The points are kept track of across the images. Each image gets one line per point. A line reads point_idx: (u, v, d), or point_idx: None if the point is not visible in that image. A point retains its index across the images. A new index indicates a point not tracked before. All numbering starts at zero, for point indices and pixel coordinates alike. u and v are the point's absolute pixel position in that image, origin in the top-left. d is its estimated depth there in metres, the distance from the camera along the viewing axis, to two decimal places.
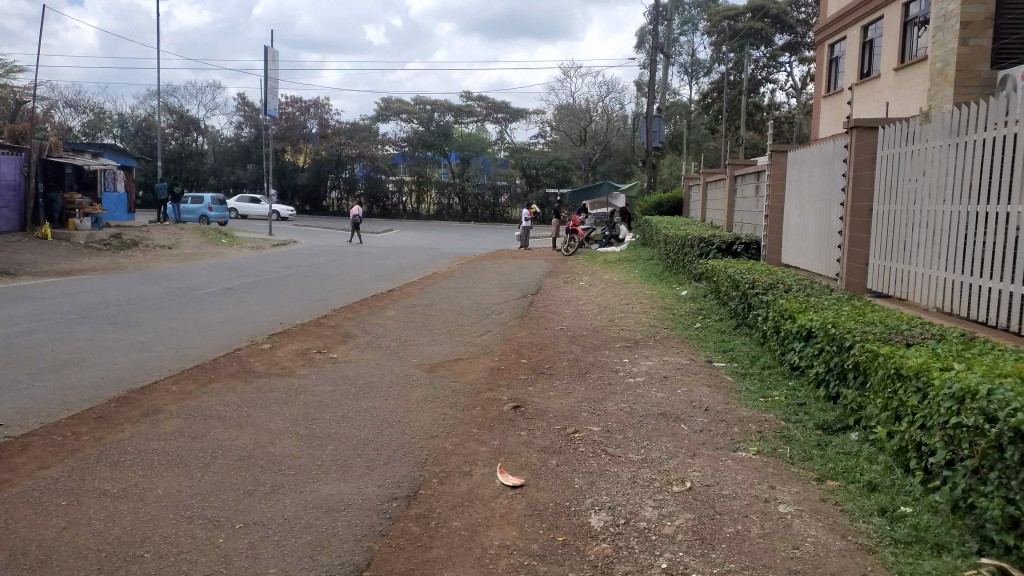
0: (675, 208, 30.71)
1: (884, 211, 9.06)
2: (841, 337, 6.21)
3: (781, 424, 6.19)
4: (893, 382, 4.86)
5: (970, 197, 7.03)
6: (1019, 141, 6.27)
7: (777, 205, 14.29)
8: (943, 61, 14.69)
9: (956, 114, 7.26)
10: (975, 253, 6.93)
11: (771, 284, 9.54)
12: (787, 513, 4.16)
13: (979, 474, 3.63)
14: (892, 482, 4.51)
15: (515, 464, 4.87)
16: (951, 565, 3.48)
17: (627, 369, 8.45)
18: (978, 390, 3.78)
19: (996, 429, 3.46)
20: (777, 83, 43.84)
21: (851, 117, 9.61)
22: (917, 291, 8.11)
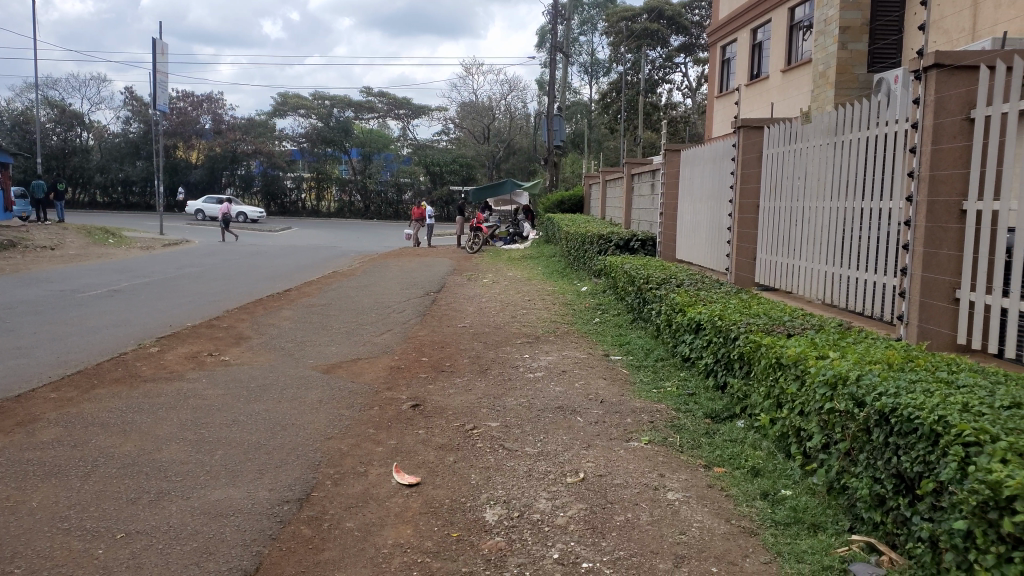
0: (577, 205, 31.15)
1: (770, 209, 9.44)
2: (728, 328, 6.46)
3: (673, 414, 6.37)
4: (774, 371, 5.10)
5: (848, 194, 7.40)
6: (892, 141, 6.63)
7: (672, 202, 14.68)
8: (824, 64, 15.41)
9: (837, 115, 7.64)
10: (854, 247, 7.30)
11: (665, 279, 9.82)
12: (674, 500, 4.30)
13: (851, 456, 3.84)
14: (774, 467, 4.72)
15: (411, 463, 4.86)
16: (825, 543, 3.68)
17: (528, 365, 8.54)
18: (849, 376, 4.00)
19: (864, 414, 3.66)
20: (674, 84, 45.04)
21: (738, 116, 9.95)
22: (801, 284, 8.48)
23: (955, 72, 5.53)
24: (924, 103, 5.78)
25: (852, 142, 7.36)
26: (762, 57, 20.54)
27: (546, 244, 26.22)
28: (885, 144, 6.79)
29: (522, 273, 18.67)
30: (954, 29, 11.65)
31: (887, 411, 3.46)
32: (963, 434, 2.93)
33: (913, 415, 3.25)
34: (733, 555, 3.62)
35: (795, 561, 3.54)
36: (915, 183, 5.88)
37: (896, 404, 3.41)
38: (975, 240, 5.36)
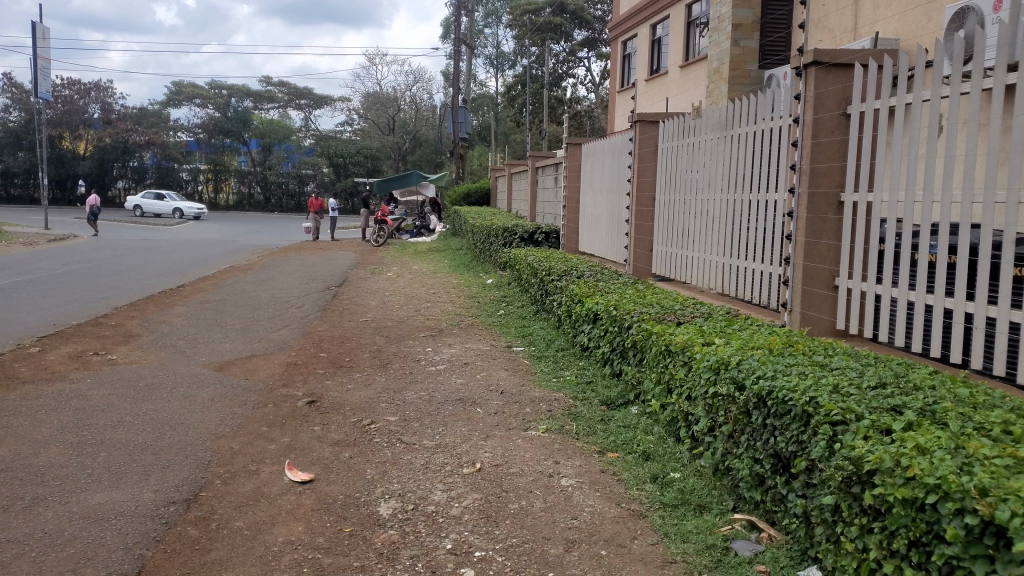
0: (482, 198, 31.21)
1: (666, 201, 9.71)
2: (622, 318, 6.61)
3: (570, 402, 6.48)
4: (664, 358, 5.26)
5: (737, 187, 7.68)
6: (778, 135, 6.92)
7: (575, 195, 14.86)
8: (718, 60, 15.89)
9: (727, 110, 7.91)
10: (744, 238, 7.58)
11: (565, 271, 9.95)
12: (568, 486, 4.38)
13: (733, 438, 4.01)
14: (664, 451, 4.87)
15: (305, 460, 4.79)
16: (709, 523, 3.82)
17: (429, 358, 8.52)
18: (731, 361, 4.18)
19: (744, 397, 3.83)
20: (578, 78, 45.54)
21: (634, 111, 10.18)
22: (696, 274, 8.74)
23: (833, 68, 5.79)
24: (804, 98, 6.03)
25: (741, 136, 7.63)
26: (661, 53, 21.02)
27: (453, 237, 26.18)
28: (771, 138, 7.07)
29: (427, 266, 18.60)
30: (837, 28, 12.18)
31: (765, 393, 3.62)
32: (831, 414, 3.10)
33: (787, 397, 3.41)
34: (622, 537, 3.72)
35: (680, 541, 3.66)
36: (797, 176, 6.13)
37: (772, 387, 3.58)
38: (851, 229, 5.64)
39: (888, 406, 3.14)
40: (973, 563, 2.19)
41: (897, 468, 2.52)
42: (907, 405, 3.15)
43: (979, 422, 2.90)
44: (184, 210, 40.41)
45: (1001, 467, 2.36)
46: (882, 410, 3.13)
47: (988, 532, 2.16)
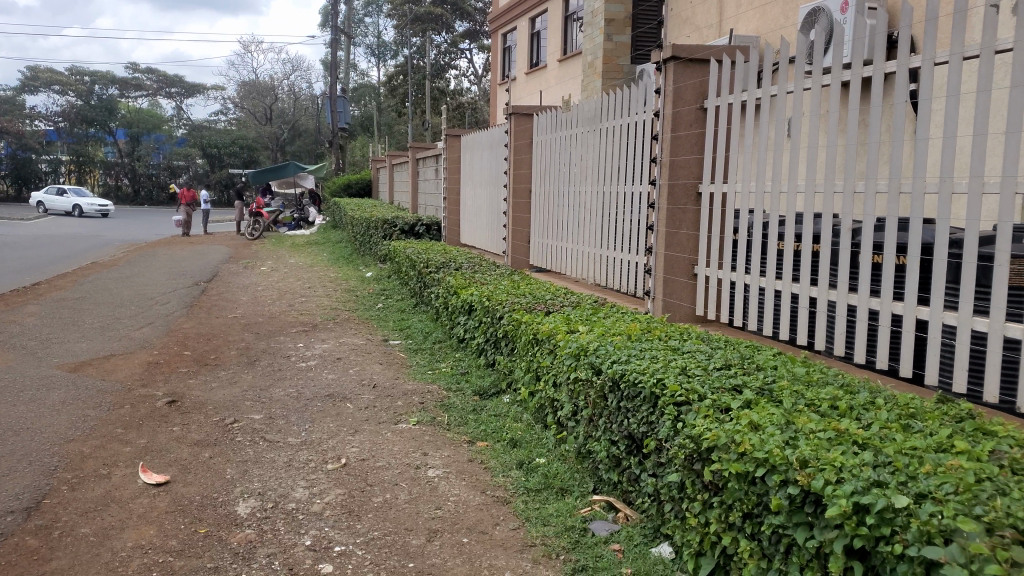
0: (363, 188, 30.75)
1: (541, 193, 9.85)
2: (495, 308, 6.67)
3: (443, 394, 6.47)
4: (532, 346, 5.34)
5: (608, 179, 7.88)
6: (642, 128, 7.13)
7: (454, 187, 14.85)
8: (592, 55, 16.20)
9: (597, 104, 8.11)
10: (615, 229, 7.78)
11: (443, 263, 9.95)
12: (434, 477, 4.39)
13: (592, 421, 4.13)
14: (531, 438, 4.95)
15: (161, 462, 4.61)
16: (569, 506, 3.92)
17: (300, 354, 8.34)
18: (590, 348, 4.30)
19: (601, 380, 3.95)
20: (460, 70, 45.39)
21: (509, 103, 10.28)
22: (572, 265, 8.92)
23: (690, 64, 6.02)
24: (662, 93, 6.26)
25: (610, 129, 7.84)
26: (539, 46, 21.24)
27: (333, 229, 25.69)
28: (636, 132, 7.30)
29: (304, 260, 18.18)
30: (702, 26, 12.63)
31: (618, 377, 3.76)
32: (676, 396, 3.27)
33: (637, 380, 3.56)
34: (485, 524, 3.77)
35: (541, 524, 3.74)
36: (658, 168, 6.33)
37: (626, 371, 3.72)
38: (708, 220, 5.89)
39: (729, 386, 3.34)
40: (795, 530, 2.35)
41: (731, 444, 2.68)
42: (746, 384, 3.36)
43: (809, 399, 3.11)
44: (84, 209, 37.14)
45: (822, 439, 2.54)
46: (724, 390, 3.32)
47: (808, 501, 2.31)
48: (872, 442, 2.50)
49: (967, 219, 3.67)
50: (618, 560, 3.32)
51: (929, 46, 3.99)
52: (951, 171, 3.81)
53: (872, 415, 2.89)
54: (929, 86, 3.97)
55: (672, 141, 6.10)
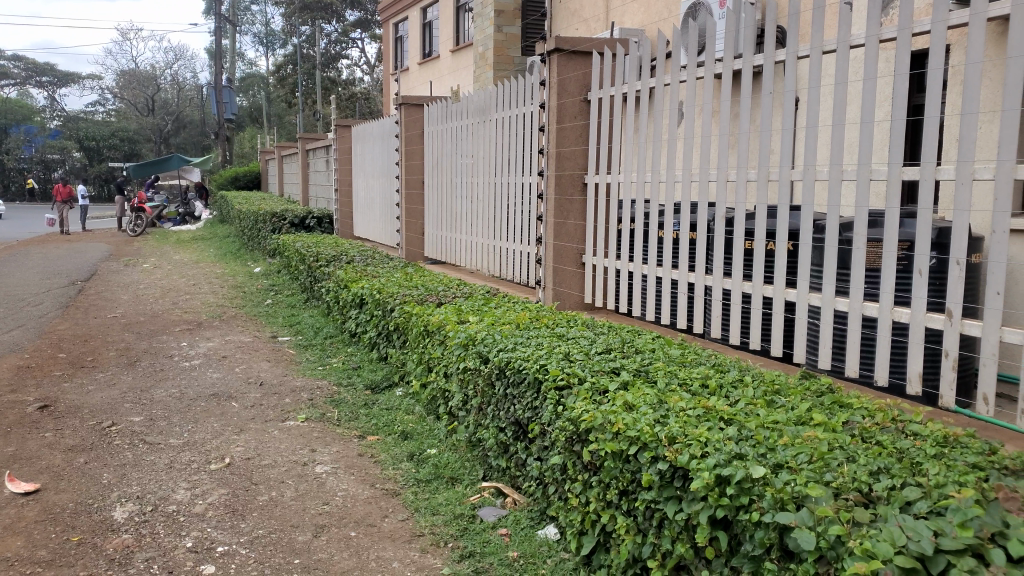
0: (251, 181, 29.88)
1: (433, 185, 9.82)
2: (386, 301, 6.63)
3: (334, 389, 6.38)
4: (423, 337, 5.35)
5: (499, 170, 7.94)
6: (530, 119, 7.22)
7: (346, 178, 14.61)
8: (483, 45, 16.22)
9: (487, 95, 8.16)
10: (507, 219, 7.84)
11: (334, 257, 9.80)
12: (322, 473, 4.34)
13: (481, 409, 4.18)
14: (422, 429, 4.95)
15: (31, 469, 4.40)
16: (459, 494, 3.95)
17: (184, 353, 8.07)
18: (478, 337, 4.35)
19: (488, 369, 4.00)
20: (351, 60, 44.63)
21: (399, 94, 10.22)
22: (467, 256, 8.95)
23: (572, 55, 6.13)
24: (547, 84, 6.35)
25: (499, 120, 7.89)
26: (431, 36, 21.11)
27: (221, 224, 24.87)
28: (523, 122, 7.37)
29: (190, 256, 17.55)
30: (590, 18, 12.82)
31: (504, 364, 3.83)
32: (557, 380, 3.37)
33: (521, 366, 3.64)
34: (373, 517, 3.76)
35: (430, 514, 3.76)
36: (544, 158, 6.41)
37: (511, 358, 3.79)
38: (592, 209, 6.03)
39: (608, 368, 3.46)
40: (666, 504, 2.47)
41: (607, 424, 2.81)
42: (624, 366, 3.49)
43: (682, 378, 3.27)
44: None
45: (692, 417, 2.70)
46: (603, 372, 3.44)
47: (677, 476, 2.45)
48: (737, 419, 2.65)
49: (827, 206, 3.88)
50: (505, 544, 3.38)
51: (791, 41, 4.19)
52: (811, 160, 4.02)
53: (740, 392, 3.05)
54: (791, 80, 4.18)
55: (558, 132, 6.20)
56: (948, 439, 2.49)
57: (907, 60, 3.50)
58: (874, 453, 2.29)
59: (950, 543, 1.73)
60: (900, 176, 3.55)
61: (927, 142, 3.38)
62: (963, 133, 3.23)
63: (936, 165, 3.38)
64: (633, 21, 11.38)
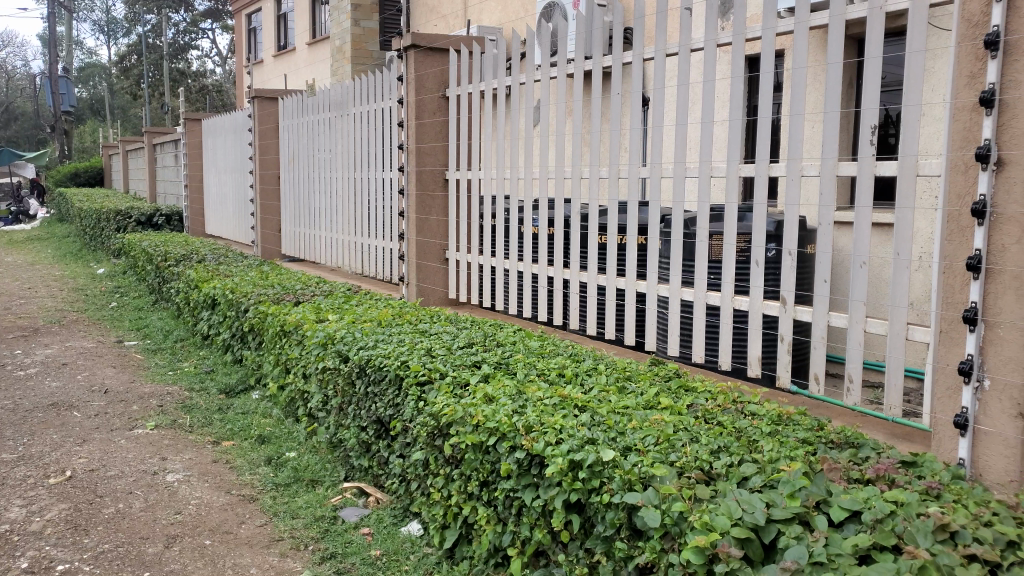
0: (93, 178, 28.10)
1: (290, 181, 9.58)
2: (240, 301, 6.42)
3: (185, 394, 6.11)
4: (280, 338, 5.21)
5: (358, 166, 7.84)
6: (388, 115, 7.16)
7: (196, 175, 14.00)
8: (340, 39, 15.92)
9: (345, 89, 8.04)
10: (368, 215, 7.75)
11: (185, 256, 9.39)
12: (173, 481, 4.16)
13: (341, 409, 4.13)
14: (280, 432, 4.84)
15: None
16: (320, 496, 3.88)
17: (18, 362, 7.51)
18: (336, 336, 4.29)
19: (348, 368, 3.96)
20: (202, 51, 42.75)
21: (251, 86, 9.89)
22: (326, 254, 8.79)
23: (429, 52, 6.13)
24: (404, 81, 6.32)
25: (356, 115, 7.79)
26: (287, 28, 20.51)
27: (59, 223, 23.24)
28: (382, 118, 7.31)
29: (23, 258, 16.31)
30: (448, 14, 12.84)
31: (365, 362, 3.79)
32: (419, 376, 3.39)
33: (382, 364, 3.63)
34: (229, 524, 3.65)
35: (290, 518, 3.68)
36: (404, 154, 6.38)
37: (371, 356, 3.76)
38: (452, 204, 6.05)
39: (470, 362, 3.50)
40: (524, 492, 2.54)
41: (467, 417, 2.86)
42: (485, 359, 3.53)
43: (541, 368, 3.36)
44: None
45: (548, 405, 2.78)
46: (464, 366, 3.47)
47: (533, 463, 2.52)
48: (590, 405, 2.76)
49: (672, 201, 4.06)
50: (367, 543, 3.35)
51: (637, 44, 4.36)
52: (658, 158, 4.21)
53: (594, 380, 3.18)
54: (639, 80, 4.35)
55: (417, 128, 6.18)
56: (782, 417, 2.68)
57: (742, 63, 3.72)
58: (715, 433, 2.44)
59: (780, 513, 1.86)
60: (738, 173, 3.76)
61: (761, 141, 3.60)
62: (792, 133, 3.46)
63: (769, 162, 3.61)
64: (491, 19, 11.46)
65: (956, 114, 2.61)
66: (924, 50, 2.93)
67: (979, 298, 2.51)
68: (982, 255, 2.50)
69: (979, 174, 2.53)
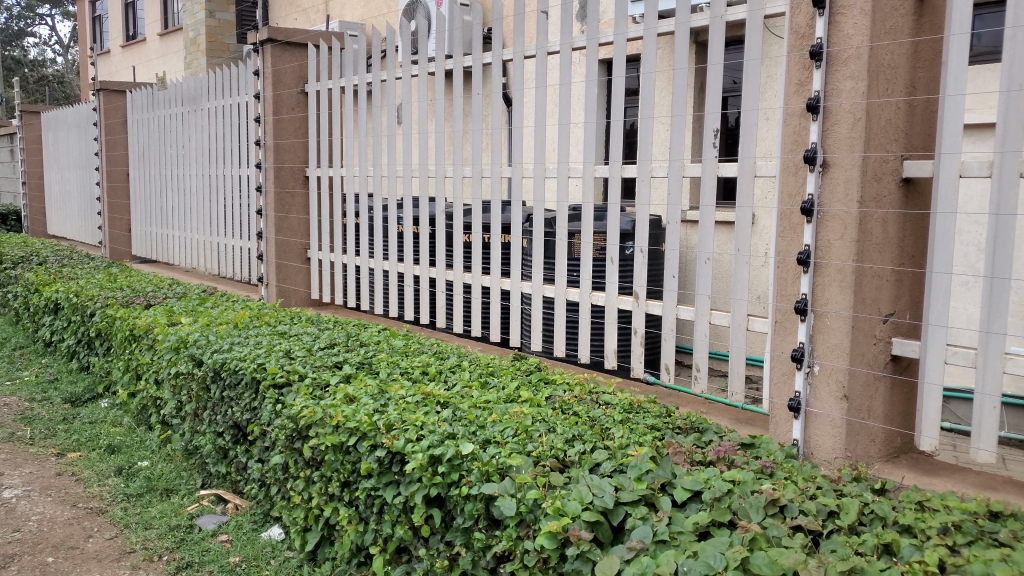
0: None
1: (140, 178, 9.13)
2: (84, 304, 6.07)
3: (25, 405, 5.72)
4: (130, 343, 4.97)
5: (213, 164, 7.56)
6: (244, 111, 6.94)
7: (35, 171, 13.10)
8: (194, 31, 15.26)
9: (199, 83, 7.74)
10: (224, 214, 7.49)
11: (22, 258, 8.77)
12: (11, 498, 3.90)
13: (196, 415, 4.00)
14: (132, 441, 4.62)
15: None
16: (175, 505, 3.73)
17: None
18: (189, 339, 4.13)
19: (203, 372, 3.82)
20: (40, 38, 39.92)
21: (96, 78, 9.36)
22: (180, 254, 8.44)
23: (287, 47, 6.01)
24: (260, 76, 6.14)
25: (210, 110, 7.52)
26: (136, 17, 19.48)
27: None
28: (238, 114, 7.08)
29: None
30: (309, 8, 12.56)
31: (220, 366, 3.68)
32: (276, 378, 3.32)
33: (238, 367, 3.54)
34: (75, 539, 3.46)
35: (142, 529, 3.52)
36: (261, 151, 6.19)
37: (226, 359, 3.66)
38: (312, 202, 5.93)
39: (330, 362, 3.46)
40: (385, 490, 2.55)
41: (327, 418, 2.83)
42: (346, 360, 3.51)
43: (403, 367, 3.37)
44: None
45: (410, 403, 2.80)
46: (325, 367, 3.44)
47: (394, 461, 2.53)
48: (452, 401, 2.80)
49: (532, 200, 4.15)
50: (226, 550, 3.26)
51: (496, 45, 4.41)
52: (518, 157, 4.28)
53: (457, 376, 3.22)
54: (499, 80, 4.41)
55: (275, 124, 6.02)
56: (634, 406, 2.80)
57: (595, 67, 3.85)
58: (571, 423, 2.53)
59: (628, 496, 1.97)
60: (593, 173, 3.88)
61: (614, 143, 3.74)
62: (643, 136, 3.61)
63: (622, 163, 3.75)
64: (353, 14, 11.27)
65: (788, 119, 2.80)
66: (760, 59, 3.12)
67: (808, 290, 2.72)
68: (810, 251, 2.71)
69: (807, 175, 2.72)
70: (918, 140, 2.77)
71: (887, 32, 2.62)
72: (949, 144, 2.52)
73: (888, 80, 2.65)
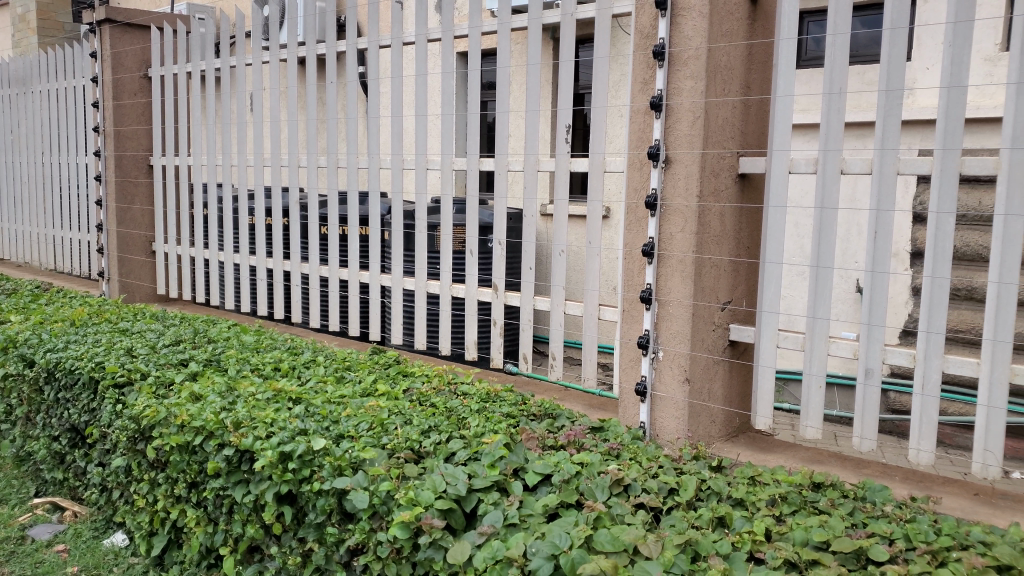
0: None
1: None
2: None
3: None
4: None
5: (47, 151, 7.06)
6: (81, 95, 6.52)
7: None
8: (22, 7, 14.15)
9: (29, 64, 7.20)
10: (59, 205, 7.01)
11: None
12: None
13: (29, 419, 3.74)
14: None
15: None
16: (5, 516, 3.47)
17: None
18: (18, 338, 3.85)
19: (34, 373, 3.57)
20: None
21: None
22: (10, 247, 7.84)
23: (127, 28, 5.70)
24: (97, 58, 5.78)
25: (43, 93, 7.00)
26: None
27: None
28: (74, 97, 6.64)
29: None
30: None
31: (53, 366, 3.45)
32: (116, 377, 3.15)
33: (74, 367, 3.33)
34: None
35: None
36: (99, 138, 5.82)
37: (61, 359, 3.44)
38: (156, 192, 5.64)
39: (175, 360, 3.32)
40: (235, 489, 2.48)
41: (171, 418, 2.72)
42: (193, 357, 3.38)
43: (255, 363, 3.29)
44: None
45: (260, 400, 2.73)
46: (170, 366, 3.29)
47: (243, 459, 2.46)
48: (305, 397, 2.76)
49: (391, 192, 4.12)
50: (62, 561, 3.06)
51: (351, 33, 4.34)
52: (375, 148, 4.24)
53: (311, 372, 3.18)
54: (354, 70, 4.35)
55: (114, 109, 5.69)
56: (490, 395, 2.85)
57: (451, 59, 3.86)
58: (426, 414, 2.55)
59: (481, 483, 2.02)
60: (451, 166, 3.90)
61: (472, 136, 3.77)
62: (499, 129, 3.65)
63: (479, 156, 3.78)
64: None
65: (634, 116, 2.91)
66: (608, 57, 3.23)
67: (653, 280, 2.84)
68: (654, 243, 2.83)
69: (650, 171, 2.84)
70: (752, 138, 2.95)
71: (723, 35, 2.77)
72: (779, 142, 2.69)
73: (724, 81, 2.81)
